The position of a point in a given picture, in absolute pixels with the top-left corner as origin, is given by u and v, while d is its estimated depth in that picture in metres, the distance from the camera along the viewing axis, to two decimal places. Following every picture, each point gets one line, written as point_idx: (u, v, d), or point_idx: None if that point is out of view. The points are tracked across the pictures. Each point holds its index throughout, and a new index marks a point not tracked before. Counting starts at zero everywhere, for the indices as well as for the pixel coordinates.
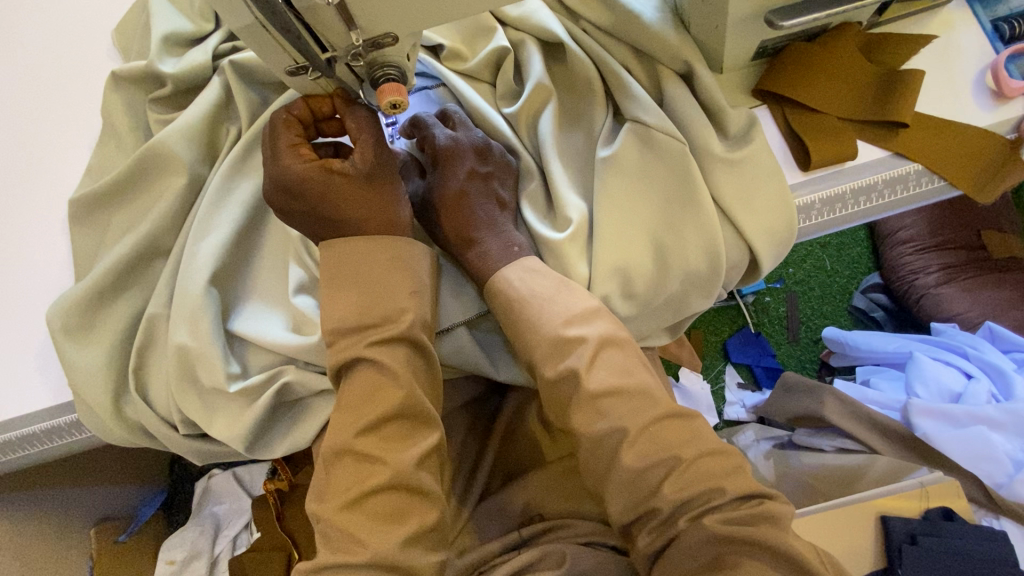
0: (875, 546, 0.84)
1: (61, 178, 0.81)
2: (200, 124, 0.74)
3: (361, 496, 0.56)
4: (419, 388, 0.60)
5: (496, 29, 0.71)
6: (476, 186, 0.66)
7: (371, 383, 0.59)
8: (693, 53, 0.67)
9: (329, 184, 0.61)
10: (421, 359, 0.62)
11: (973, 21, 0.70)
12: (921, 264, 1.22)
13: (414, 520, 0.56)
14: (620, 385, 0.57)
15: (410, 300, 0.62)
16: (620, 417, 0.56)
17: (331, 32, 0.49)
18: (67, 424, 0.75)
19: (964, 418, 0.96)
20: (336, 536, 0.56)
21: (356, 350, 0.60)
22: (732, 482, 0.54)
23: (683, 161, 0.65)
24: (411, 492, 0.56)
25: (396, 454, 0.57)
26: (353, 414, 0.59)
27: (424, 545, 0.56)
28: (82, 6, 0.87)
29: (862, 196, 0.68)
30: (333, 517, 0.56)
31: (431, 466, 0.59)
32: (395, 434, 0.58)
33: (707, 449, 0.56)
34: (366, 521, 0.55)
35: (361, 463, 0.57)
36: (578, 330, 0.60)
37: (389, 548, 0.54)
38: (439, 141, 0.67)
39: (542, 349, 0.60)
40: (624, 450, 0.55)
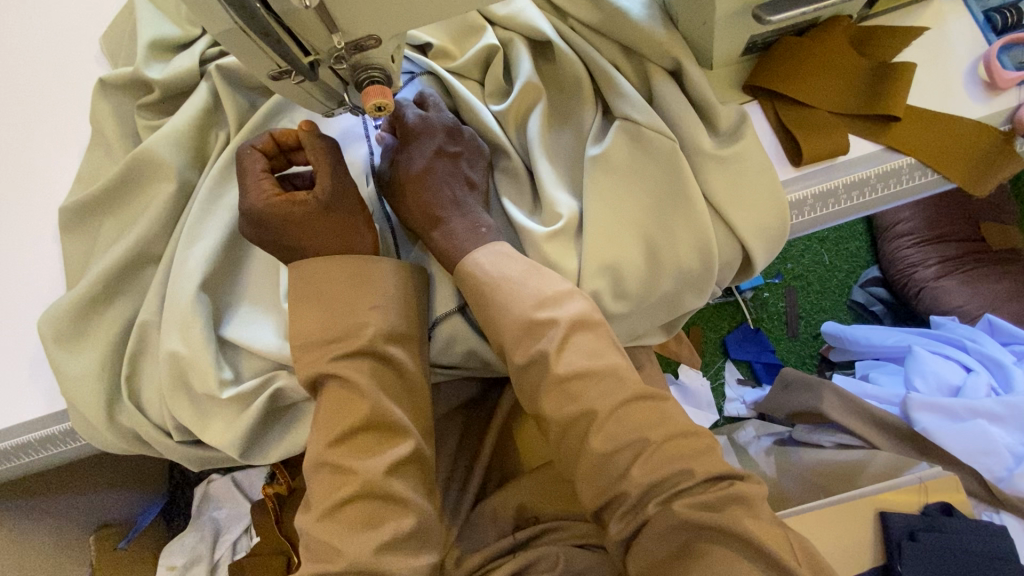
0: (874, 541, 0.83)
1: (52, 186, 0.81)
2: (188, 130, 0.74)
3: (335, 506, 0.56)
4: (389, 399, 0.60)
5: (484, 28, 0.71)
6: (444, 165, 0.66)
7: (339, 399, 0.59)
8: (681, 50, 0.66)
9: (291, 212, 0.62)
10: (390, 372, 0.61)
11: (965, 12, 0.69)
12: (920, 257, 1.22)
13: (389, 526, 0.56)
14: (591, 366, 0.56)
15: (373, 313, 0.61)
16: (590, 400, 0.55)
17: (313, 35, 0.48)
18: (61, 433, 0.75)
19: (961, 411, 0.96)
20: (317, 547, 0.56)
21: (320, 366, 0.60)
22: (700, 463, 0.54)
23: (673, 159, 0.65)
24: (386, 499, 0.56)
25: (367, 463, 0.57)
26: (327, 427, 0.59)
27: (400, 551, 0.55)
28: (71, 13, 0.87)
29: (855, 190, 0.68)
30: (313, 528, 0.57)
31: (405, 474, 0.58)
32: (367, 443, 0.58)
33: (678, 429, 0.55)
34: (343, 528, 0.56)
35: (337, 474, 0.57)
36: (550, 312, 0.58)
37: (363, 555, 0.54)
38: (409, 120, 0.67)
39: (512, 333, 0.58)
40: (592, 435, 0.55)
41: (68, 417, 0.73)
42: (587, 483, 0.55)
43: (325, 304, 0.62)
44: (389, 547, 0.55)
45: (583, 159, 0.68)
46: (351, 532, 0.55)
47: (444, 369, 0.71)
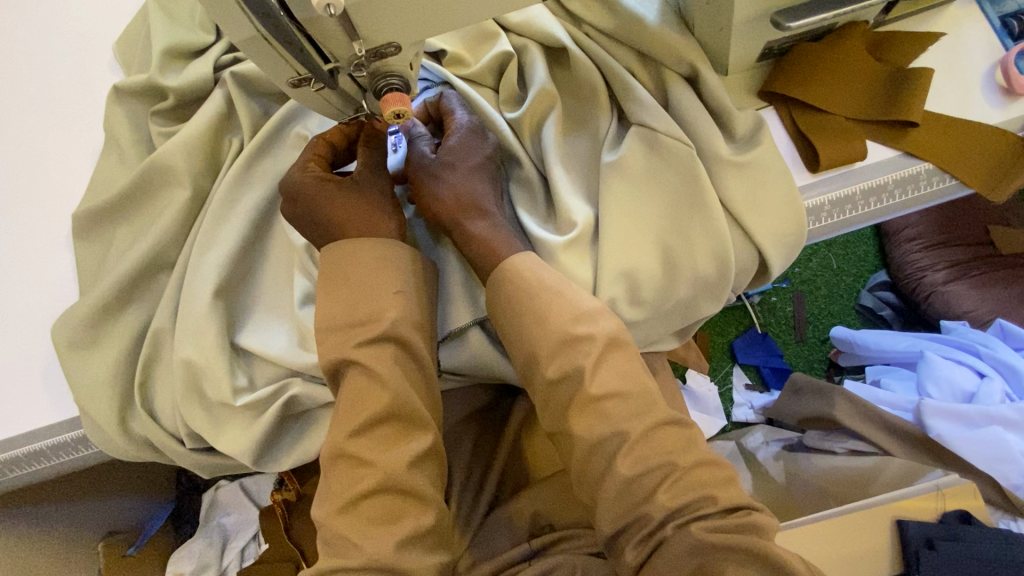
0: (892, 550, 0.82)
1: (65, 192, 0.81)
2: (201, 136, 0.74)
3: (354, 500, 0.55)
4: (412, 390, 0.59)
5: (499, 35, 0.71)
6: (491, 170, 0.67)
7: (360, 388, 0.58)
8: (698, 56, 0.66)
9: (325, 197, 0.64)
10: (409, 365, 0.61)
11: (981, 17, 0.69)
12: (928, 261, 1.21)
13: (408, 522, 0.55)
14: (624, 388, 0.56)
15: (396, 298, 0.61)
16: (618, 422, 0.55)
17: (334, 43, 0.48)
18: (73, 440, 0.74)
19: (977, 418, 0.95)
20: (335, 540, 0.55)
21: (344, 351, 0.59)
22: (723, 492, 0.53)
23: (691, 165, 0.64)
24: (407, 493, 0.56)
25: (387, 457, 0.56)
26: (350, 421, 0.58)
27: (418, 548, 0.55)
28: (85, 19, 0.87)
29: (872, 196, 0.67)
30: (331, 521, 0.56)
31: (425, 467, 0.58)
32: (386, 437, 0.58)
33: (702, 459, 0.55)
34: (359, 524, 0.55)
35: (359, 467, 0.57)
36: (586, 328, 0.58)
37: (384, 550, 0.53)
38: (463, 122, 0.67)
39: (547, 347, 0.57)
40: (621, 457, 0.54)
41: (80, 424, 0.73)
42: (603, 489, 0.54)
43: (344, 311, 0.61)
44: (411, 542, 0.55)
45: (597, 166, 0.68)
46: (368, 528, 0.55)
47: (457, 374, 0.70)
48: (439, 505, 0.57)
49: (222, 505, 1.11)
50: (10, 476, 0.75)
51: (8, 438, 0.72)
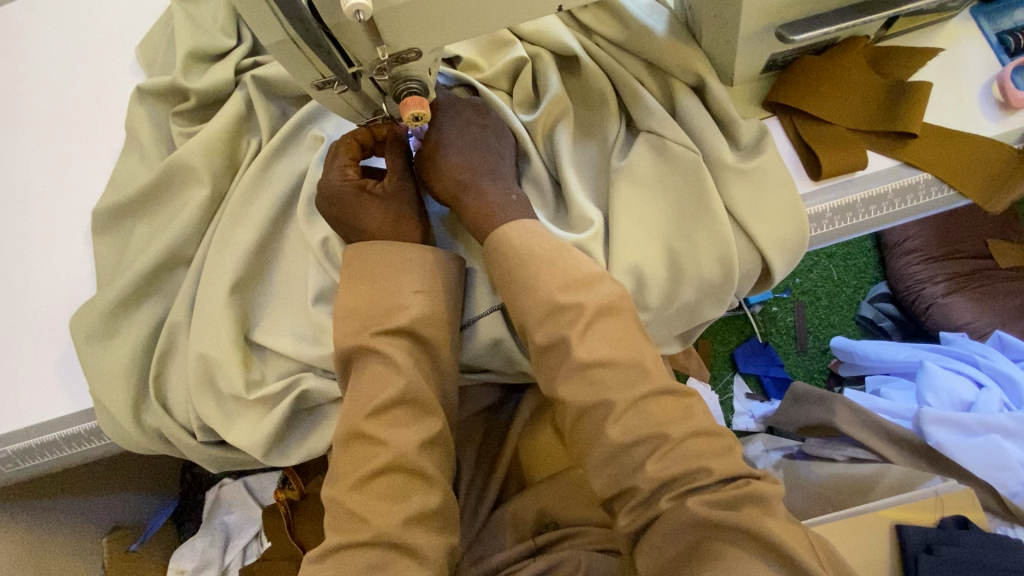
0: (891, 555, 0.83)
1: (84, 189, 0.83)
2: (221, 136, 0.76)
3: (366, 477, 0.57)
4: (424, 379, 0.61)
5: (513, 42, 0.73)
6: (475, 132, 0.68)
7: (376, 373, 0.61)
8: (704, 66, 0.68)
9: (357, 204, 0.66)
10: (419, 360, 0.62)
11: (978, 34, 0.71)
12: (928, 274, 1.23)
13: (416, 499, 0.57)
14: (615, 355, 0.57)
15: (415, 298, 0.63)
16: (606, 389, 0.56)
17: (358, 47, 0.50)
18: (86, 431, 0.75)
19: (975, 426, 0.97)
20: (345, 517, 0.57)
21: (364, 338, 0.61)
22: (720, 462, 0.54)
23: (697, 172, 0.67)
24: (414, 473, 0.57)
25: (400, 437, 0.58)
26: (368, 398, 0.60)
27: (427, 526, 0.56)
28: (109, 23, 0.90)
29: (872, 205, 0.69)
30: (343, 497, 0.57)
31: (432, 453, 0.59)
32: (403, 418, 0.59)
33: (697, 428, 0.55)
34: (368, 500, 0.56)
35: (371, 445, 0.58)
36: (573, 296, 0.59)
37: (389, 524, 0.55)
38: (442, 98, 0.70)
39: (536, 314, 0.60)
40: (610, 423, 0.56)
41: (94, 416, 0.74)
42: (607, 479, 0.56)
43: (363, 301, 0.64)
44: (419, 520, 0.56)
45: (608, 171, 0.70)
46: (378, 505, 0.56)
47: (478, 373, 0.73)
48: (445, 486, 0.59)
49: (223, 503, 1.10)
50: (24, 466, 0.76)
51: (24, 429, 0.74)
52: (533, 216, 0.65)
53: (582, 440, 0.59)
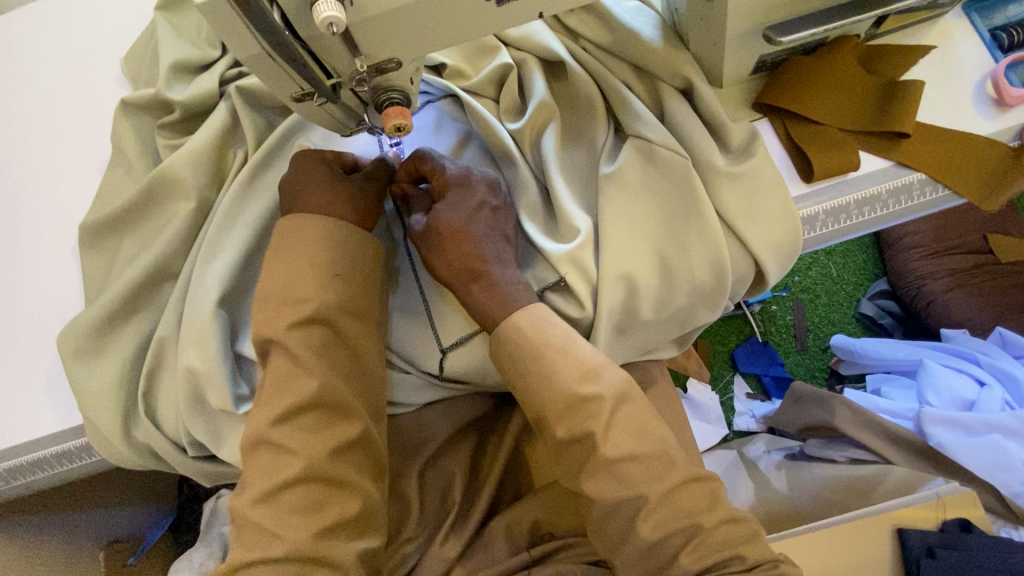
0: (892, 557, 0.82)
1: (73, 204, 0.82)
2: (207, 148, 0.75)
3: (276, 489, 0.55)
4: (336, 376, 0.60)
5: (498, 48, 0.72)
6: (484, 218, 0.65)
7: (281, 370, 0.59)
8: (692, 69, 0.67)
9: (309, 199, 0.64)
10: (350, 364, 0.62)
11: (970, 30, 0.70)
12: (928, 270, 1.21)
13: (334, 509, 0.56)
14: (639, 449, 0.56)
15: (332, 281, 0.61)
16: (637, 484, 0.55)
17: (337, 58, 0.49)
18: (77, 448, 0.75)
19: (976, 426, 0.97)
20: (251, 530, 0.55)
21: (274, 331, 0.59)
22: (751, 547, 0.54)
23: (686, 176, 0.66)
24: (330, 482, 0.57)
25: (310, 445, 0.57)
26: (275, 400, 0.58)
27: (345, 533, 0.56)
28: (94, 35, 0.89)
29: (866, 206, 0.68)
30: (249, 511, 0.55)
31: (350, 457, 0.59)
32: (315, 423, 0.58)
33: (728, 515, 0.55)
34: (281, 512, 0.55)
35: (278, 451, 0.57)
36: (592, 387, 0.57)
37: (303, 540, 0.54)
38: (450, 174, 0.66)
39: (554, 409, 0.58)
40: (640, 521, 0.54)
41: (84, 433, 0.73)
42: (604, 492, 0.56)
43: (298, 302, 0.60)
44: (332, 531, 0.56)
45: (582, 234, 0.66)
46: (292, 518, 0.55)
47: (462, 384, 0.72)
48: (368, 489, 0.59)
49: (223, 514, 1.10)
50: (15, 483, 0.76)
51: (14, 446, 0.73)
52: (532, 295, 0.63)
53: (576, 454, 0.58)
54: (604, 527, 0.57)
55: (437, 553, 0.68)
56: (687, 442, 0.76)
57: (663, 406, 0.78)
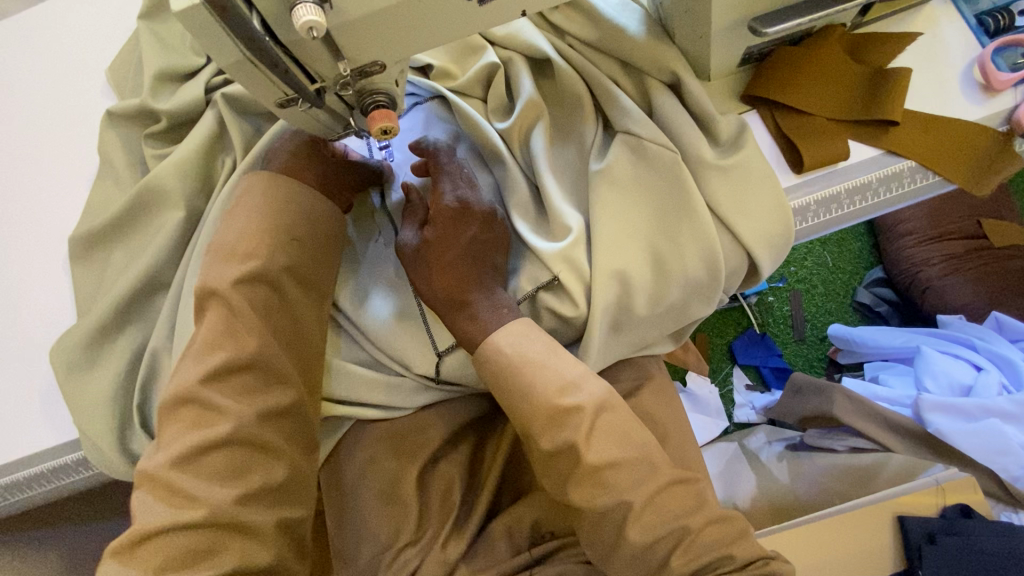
0: (894, 546, 0.82)
1: (62, 216, 0.81)
2: (194, 156, 0.75)
3: (199, 451, 0.53)
4: (277, 342, 0.60)
5: (485, 48, 0.72)
6: (475, 252, 0.66)
7: (219, 324, 0.58)
8: (679, 63, 0.67)
9: (291, 175, 0.66)
10: (292, 334, 0.62)
11: (957, 16, 0.70)
12: (924, 256, 1.21)
13: (259, 475, 0.55)
14: (623, 456, 0.58)
15: (287, 245, 0.62)
16: (622, 491, 0.56)
17: (320, 63, 0.49)
18: (73, 462, 0.74)
19: (974, 411, 0.97)
20: (161, 494, 0.52)
21: (218, 285, 0.59)
22: (739, 547, 0.55)
23: (675, 170, 0.65)
24: (256, 447, 0.56)
25: (241, 406, 0.56)
26: (204, 359, 0.57)
27: (264, 502, 0.55)
28: (78, 45, 0.89)
29: (856, 195, 0.69)
30: (161, 473, 0.53)
31: (281, 426, 0.58)
32: (246, 385, 0.57)
33: (714, 516, 0.57)
34: (201, 476, 0.53)
35: (203, 410, 0.55)
36: (573, 399, 0.59)
37: (225, 504, 0.52)
38: (449, 205, 0.65)
39: (539, 421, 0.59)
40: (630, 525, 0.56)
41: (80, 447, 0.73)
42: (601, 492, 0.57)
43: (255, 265, 0.60)
44: (256, 498, 0.54)
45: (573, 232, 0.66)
46: (213, 482, 0.53)
47: (457, 386, 0.72)
48: (292, 457, 0.58)
49: None
50: (11, 499, 0.75)
51: (9, 462, 0.73)
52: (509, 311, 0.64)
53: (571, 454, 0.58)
54: (601, 526, 0.58)
55: (437, 555, 0.67)
56: (685, 436, 0.77)
57: (662, 402, 0.78)
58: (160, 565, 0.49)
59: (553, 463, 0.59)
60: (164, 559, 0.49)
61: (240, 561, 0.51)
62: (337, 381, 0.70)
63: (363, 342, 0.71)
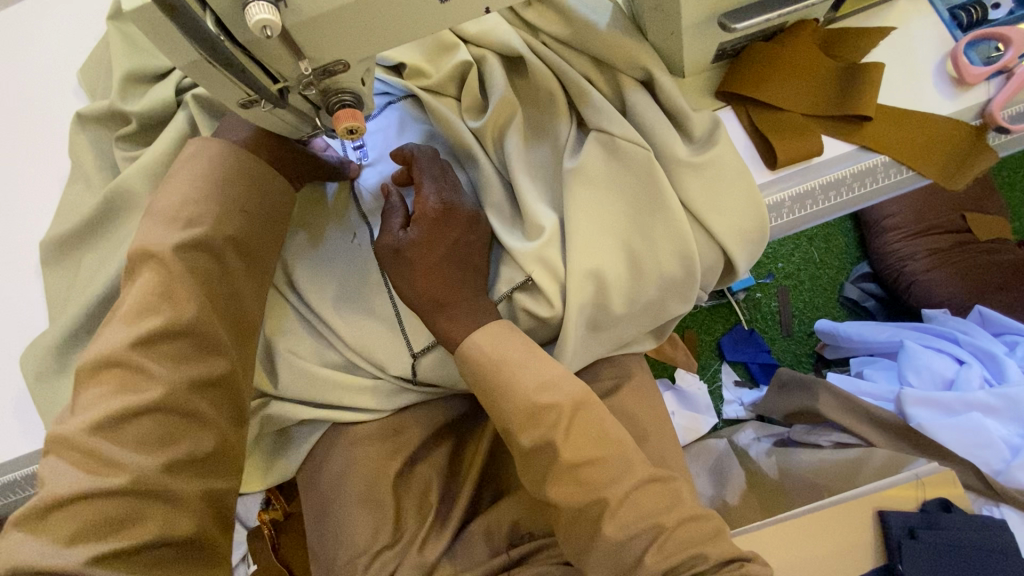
0: (874, 541, 0.82)
1: (34, 221, 0.80)
2: (166, 158, 0.74)
3: (121, 417, 0.51)
4: (214, 312, 0.58)
5: (457, 45, 0.71)
6: (459, 254, 0.65)
7: (153, 285, 0.56)
8: (651, 60, 0.67)
9: (256, 154, 0.63)
10: (232, 306, 0.60)
11: (930, 10, 0.70)
12: (909, 251, 1.21)
13: (185, 444, 0.53)
14: (599, 453, 0.58)
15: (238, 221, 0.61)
16: (596, 488, 0.56)
17: (280, 62, 0.48)
18: (25, 477, 0.72)
19: (956, 405, 0.98)
20: (77, 459, 0.50)
21: (156, 247, 0.57)
22: (714, 545, 0.54)
23: (648, 168, 0.65)
24: (186, 415, 0.54)
25: (172, 372, 0.54)
26: (133, 324, 0.55)
27: (190, 472, 0.53)
28: (48, 47, 0.87)
29: (832, 190, 0.68)
30: (76, 437, 0.50)
31: (215, 398, 0.57)
32: (179, 353, 0.55)
33: (689, 514, 0.56)
34: (124, 443, 0.51)
35: (128, 375, 0.53)
36: (550, 396, 0.59)
37: (148, 471, 0.50)
38: (432, 206, 0.64)
39: (516, 418, 0.59)
40: (606, 522, 0.55)
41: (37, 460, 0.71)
42: (576, 492, 0.57)
43: (192, 233, 0.58)
44: (181, 467, 0.53)
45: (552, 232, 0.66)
46: (136, 450, 0.51)
47: (436, 387, 0.72)
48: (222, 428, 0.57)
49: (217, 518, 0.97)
50: None
51: None
52: (483, 311, 0.64)
53: (546, 454, 0.58)
54: (577, 526, 0.57)
55: (415, 558, 0.66)
56: (666, 434, 0.76)
57: (642, 400, 0.77)
58: (72, 532, 0.47)
59: (530, 460, 0.59)
60: (78, 525, 0.47)
61: (162, 530, 0.50)
62: (312, 384, 0.69)
63: (336, 343, 0.70)
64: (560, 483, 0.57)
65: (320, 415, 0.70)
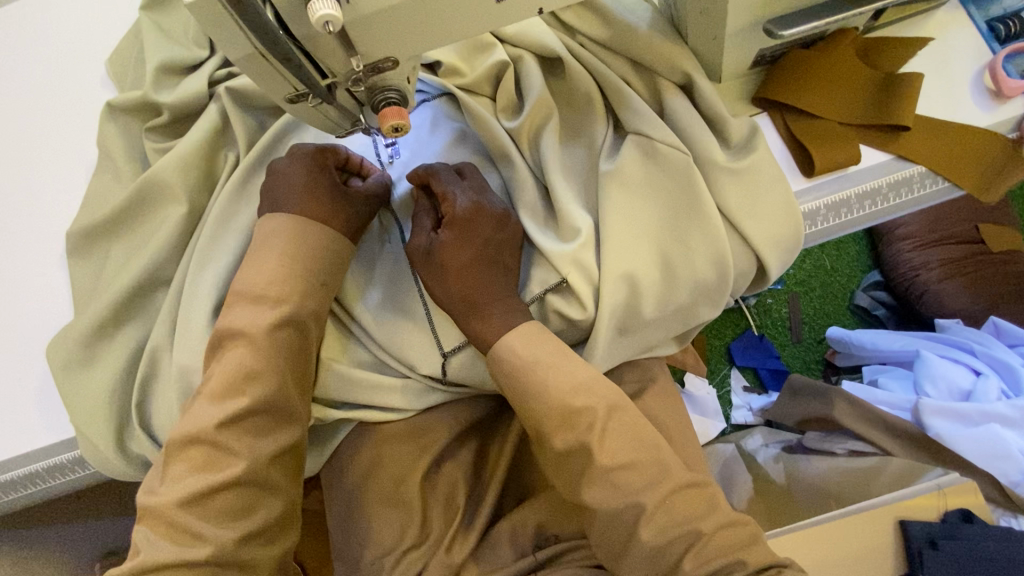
0: (896, 551, 0.82)
1: (59, 210, 0.80)
2: (197, 151, 0.73)
3: (207, 494, 0.53)
4: (291, 385, 0.61)
5: (495, 45, 0.71)
6: (490, 254, 0.64)
7: (237, 359, 0.58)
8: (691, 64, 0.67)
9: (322, 203, 0.65)
10: (267, 302, 0.60)
11: (968, 22, 0.70)
12: (922, 260, 1.21)
13: (260, 513, 0.56)
14: (634, 457, 0.57)
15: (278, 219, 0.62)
16: (632, 493, 0.56)
17: (332, 58, 0.48)
18: (45, 469, 0.72)
19: (976, 416, 0.98)
20: (166, 533, 0.52)
21: (235, 322, 0.60)
22: (750, 553, 0.54)
23: (686, 171, 0.65)
24: (264, 486, 0.57)
25: (253, 449, 0.56)
26: (218, 401, 0.57)
27: (262, 540, 0.56)
28: (76, 35, 0.87)
29: (866, 200, 0.68)
30: (167, 511, 0.53)
31: (285, 462, 0.59)
32: (255, 428, 0.57)
33: (725, 520, 0.56)
34: (208, 516, 0.53)
35: (211, 453, 0.55)
36: (585, 400, 0.58)
37: (228, 543, 0.53)
38: (460, 207, 0.63)
39: (550, 421, 0.58)
40: (642, 526, 0.55)
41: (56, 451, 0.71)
42: (611, 496, 0.56)
43: (279, 309, 0.60)
44: (257, 537, 0.55)
45: (586, 233, 0.65)
46: (215, 523, 0.53)
47: (463, 387, 0.72)
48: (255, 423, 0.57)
49: None
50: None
51: None
52: (517, 312, 0.63)
53: (581, 458, 0.58)
54: (610, 530, 0.57)
55: (442, 558, 0.66)
56: (690, 439, 0.76)
57: (666, 405, 0.77)
58: None
59: (564, 463, 0.59)
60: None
61: None
62: (338, 381, 0.68)
63: (365, 339, 0.70)
64: (594, 487, 0.57)
65: (346, 412, 0.69)
